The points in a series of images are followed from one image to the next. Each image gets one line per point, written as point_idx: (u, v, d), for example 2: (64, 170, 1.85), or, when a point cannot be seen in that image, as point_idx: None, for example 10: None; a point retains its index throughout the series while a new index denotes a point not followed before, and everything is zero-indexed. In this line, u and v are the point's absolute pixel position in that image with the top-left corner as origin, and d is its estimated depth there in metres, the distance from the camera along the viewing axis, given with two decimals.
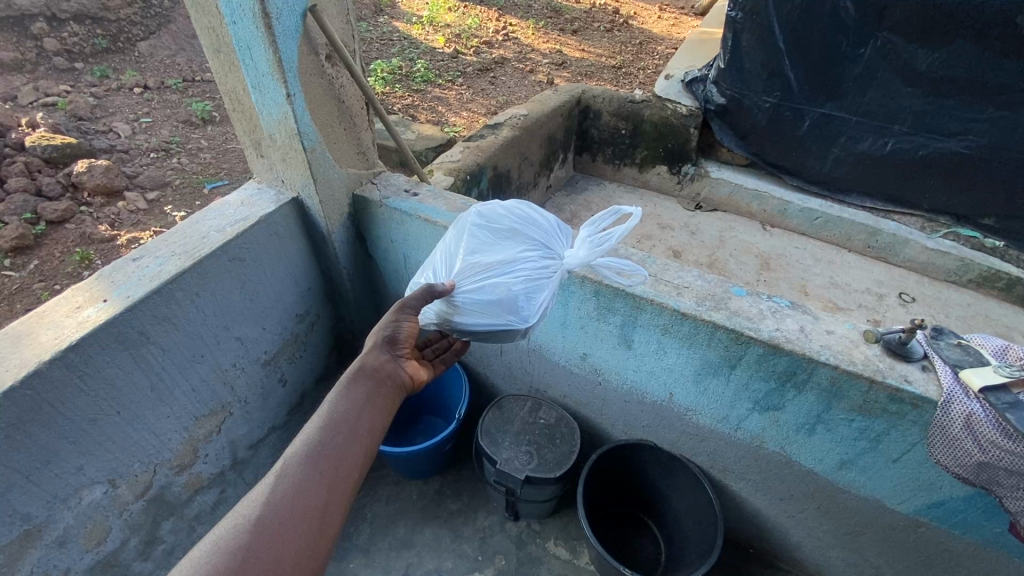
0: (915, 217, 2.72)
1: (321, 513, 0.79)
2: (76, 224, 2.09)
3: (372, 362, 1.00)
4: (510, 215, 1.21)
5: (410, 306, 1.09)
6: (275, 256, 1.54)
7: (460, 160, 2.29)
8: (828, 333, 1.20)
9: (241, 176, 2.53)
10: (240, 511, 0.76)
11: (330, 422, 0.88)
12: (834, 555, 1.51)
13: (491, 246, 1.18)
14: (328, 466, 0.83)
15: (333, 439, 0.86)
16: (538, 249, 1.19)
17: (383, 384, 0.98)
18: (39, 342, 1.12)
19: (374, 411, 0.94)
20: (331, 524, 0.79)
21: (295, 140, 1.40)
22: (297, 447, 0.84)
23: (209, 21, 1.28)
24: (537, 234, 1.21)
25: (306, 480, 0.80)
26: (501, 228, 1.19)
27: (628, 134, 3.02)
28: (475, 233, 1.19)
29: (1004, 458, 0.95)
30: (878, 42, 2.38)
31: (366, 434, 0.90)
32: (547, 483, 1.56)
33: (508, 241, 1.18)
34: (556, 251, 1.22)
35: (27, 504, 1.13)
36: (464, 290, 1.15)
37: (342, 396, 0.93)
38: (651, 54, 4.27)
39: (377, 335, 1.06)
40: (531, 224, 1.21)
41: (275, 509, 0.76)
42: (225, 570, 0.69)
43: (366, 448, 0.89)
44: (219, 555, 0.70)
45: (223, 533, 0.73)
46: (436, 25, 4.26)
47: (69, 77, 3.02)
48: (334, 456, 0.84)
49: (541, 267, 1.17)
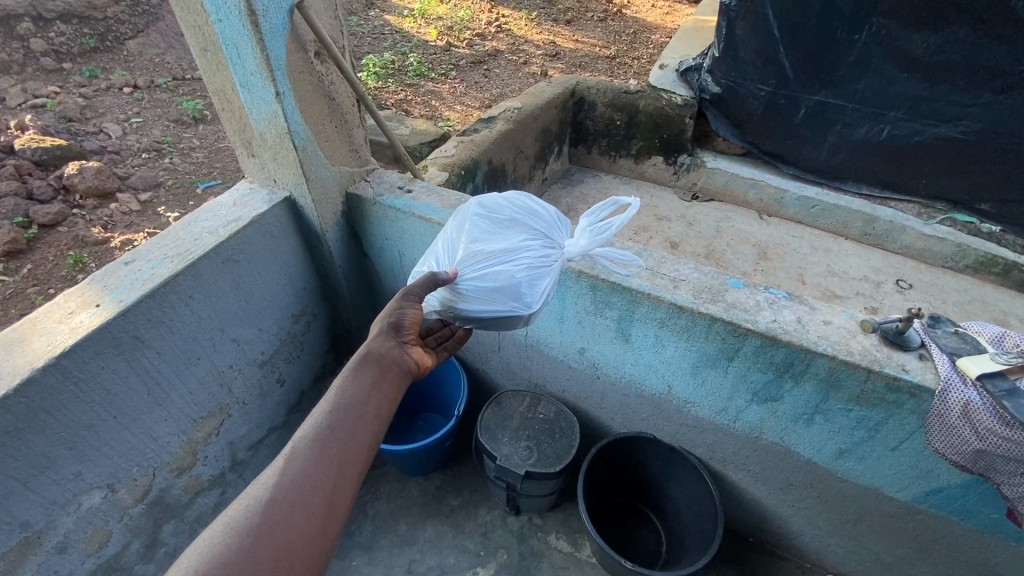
0: (911, 203, 2.72)
1: (331, 495, 0.79)
2: (69, 227, 2.08)
3: (377, 348, 0.99)
4: (510, 204, 1.20)
5: (412, 294, 1.09)
6: (269, 257, 1.53)
7: (454, 155, 2.27)
8: (825, 324, 1.20)
9: (234, 175, 2.52)
10: (250, 494, 0.76)
11: (339, 406, 0.88)
12: (833, 543, 1.51)
13: (492, 234, 1.17)
14: (336, 449, 0.82)
15: (342, 422, 0.86)
16: (539, 238, 1.18)
17: (389, 368, 0.98)
18: (31, 349, 1.11)
19: (381, 395, 0.93)
20: (341, 508, 0.79)
21: (286, 139, 1.39)
22: (307, 429, 0.84)
23: (195, 19, 1.26)
24: (537, 223, 1.20)
25: (315, 462, 0.80)
26: (501, 218, 1.18)
27: (623, 125, 3.01)
28: (475, 223, 1.18)
29: (1000, 445, 0.97)
30: (874, 27, 2.36)
31: (373, 418, 0.90)
32: (548, 477, 1.56)
33: (508, 230, 1.17)
34: (557, 240, 1.21)
35: (25, 512, 1.13)
36: (466, 278, 1.14)
37: (350, 379, 0.92)
38: (646, 42, 4.24)
39: (383, 321, 1.06)
40: (531, 213, 1.20)
41: (286, 490, 0.76)
42: (237, 551, 0.70)
43: (374, 430, 0.89)
44: (232, 534, 0.71)
45: (235, 513, 0.73)
46: (427, 18, 4.22)
47: (58, 78, 2.99)
48: (342, 439, 0.84)
49: (543, 255, 1.16)
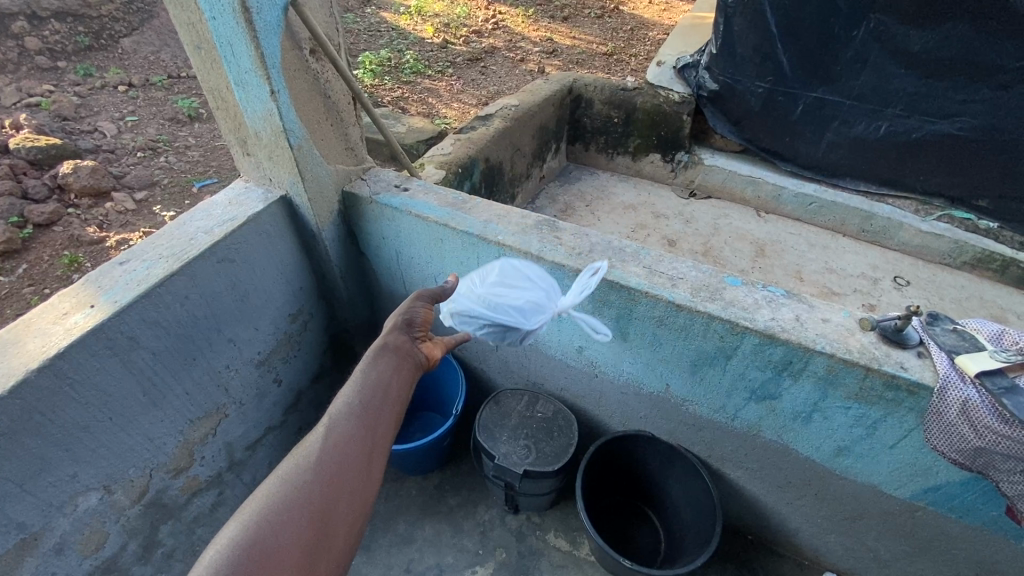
0: (909, 199, 2.72)
1: (368, 456, 0.91)
2: (64, 227, 2.06)
3: (396, 337, 1.13)
4: (525, 270, 1.33)
5: (424, 293, 1.25)
6: (266, 256, 1.52)
7: (451, 152, 2.26)
8: (823, 322, 1.20)
9: (230, 174, 2.51)
10: (298, 455, 0.87)
11: (368, 383, 1.00)
12: (832, 540, 1.51)
13: (500, 284, 1.32)
14: (369, 418, 0.95)
15: (372, 396, 0.98)
16: (535, 296, 1.29)
17: (408, 354, 1.11)
18: (25, 351, 1.10)
19: (403, 375, 1.06)
20: (377, 466, 0.92)
21: (281, 137, 1.38)
22: (341, 405, 0.95)
23: (188, 17, 1.24)
24: (538, 286, 1.31)
25: (353, 428, 0.92)
26: (512, 275, 1.32)
27: (621, 123, 3.00)
28: (492, 272, 1.34)
29: (1000, 443, 0.99)
30: (871, 23, 2.35)
31: (398, 394, 1.03)
32: (546, 476, 1.55)
33: (513, 283, 1.31)
34: (550, 301, 1.31)
35: (21, 513, 1.12)
36: (468, 304, 1.33)
37: (375, 361, 1.05)
38: (643, 39, 4.22)
39: (397, 317, 1.17)
40: (537, 281, 1.32)
41: (326, 456, 0.87)
42: (293, 499, 0.81)
43: (399, 404, 1.01)
44: (287, 487, 0.82)
45: (287, 470, 0.84)
46: (424, 15, 4.21)
47: (52, 77, 2.97)
48: (373, 415, 0.96)
49: (530, 308, 1.29)
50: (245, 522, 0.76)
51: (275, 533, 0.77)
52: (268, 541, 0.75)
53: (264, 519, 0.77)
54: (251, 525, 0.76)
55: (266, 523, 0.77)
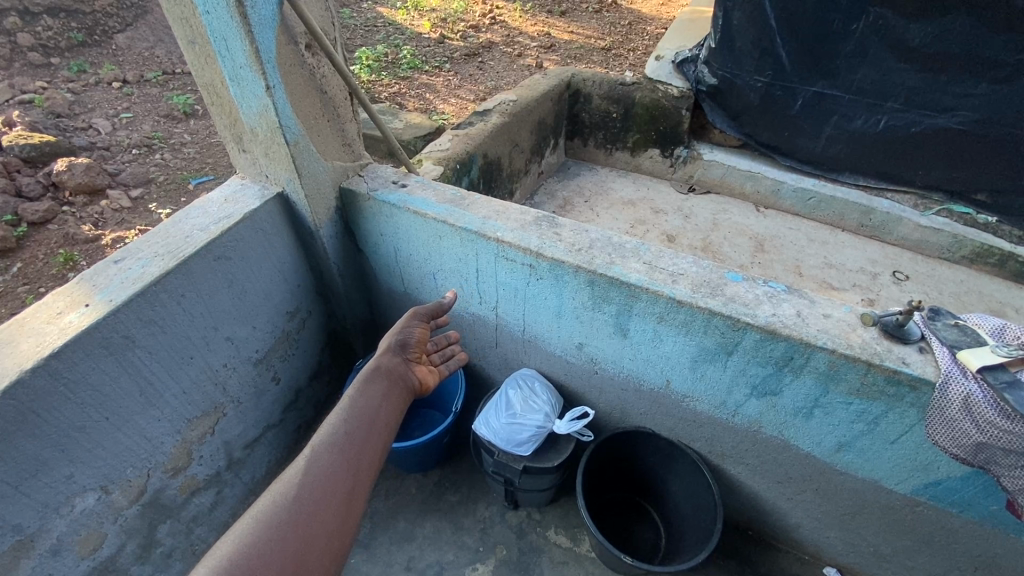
0: (908, 194, 2.71)
1: (354, 476, 0.97)
2: (59, 225, 2.05)
3: (386, 363, 1.24)
4: (534, 387, 1.64)
5: (421, 313, 1.40)
6: (262, 254, 1.51)
7: (450, 148, 2.24)
8: (825, 317, 1.19)
9: (226, 171, 2.49)
10: (289, 475, 0.93)
11: (356, 409, 1.09)
12: (831, 536, 1.51)
13: (513, 400, 1.62)
14: (356, 440, 1.02)
15: (359, 422, 1.06)
16: (538, 416, 1.58)
17: (395, 379, 1.22)
18: (20, 351, 1.09)
19: (389, 401, 1.15)
20: (362, 485, 0.97)
21: (277, 133, 1.36)
22: (324, 436, 1.01)
23: (182, 12, 1.23)
24: (541, 404, 1.60)
25: (339, 450, 0.99)
26: (523, 391, 1.63)
27: (620, 118, 2.99)
28: (510, 390, 1.65)
29: (1002, 438, 0.98)
30: (871, 17, 2.34)
31: (385, 419, 1.11)
32: (546, 471, 1.56)
33: (523, 400, 1.61)
34: (548, 418, 1.58)
35: (18, 515, 1.11)
36: (487, 417, 1.63)
37: (364, 387, 1.15)
38: (642, 34, 4.20)
39: (390, 339, 1.32)
40: (541, 399, 1.61)
41: (307, 489, 0.91)
42: (281, 517, 0.86)
43: (385, 428, 1.09)
44: (277, 505, 0.88)
45: (279, 489, 0.91)
46: (421, 10, 4.18)
47: (45, 73, 2.94)
48: (356, 445, 1.01)
49: (535, 427, 1.56)
50: (227, 554, 0.79)
51: (254, 567, 0.79)
52: (257, 555, 0.81)
53: (242, 555, 0.80)
54: (243, 542, 0.82)
55: (245, 558, 0.80)
